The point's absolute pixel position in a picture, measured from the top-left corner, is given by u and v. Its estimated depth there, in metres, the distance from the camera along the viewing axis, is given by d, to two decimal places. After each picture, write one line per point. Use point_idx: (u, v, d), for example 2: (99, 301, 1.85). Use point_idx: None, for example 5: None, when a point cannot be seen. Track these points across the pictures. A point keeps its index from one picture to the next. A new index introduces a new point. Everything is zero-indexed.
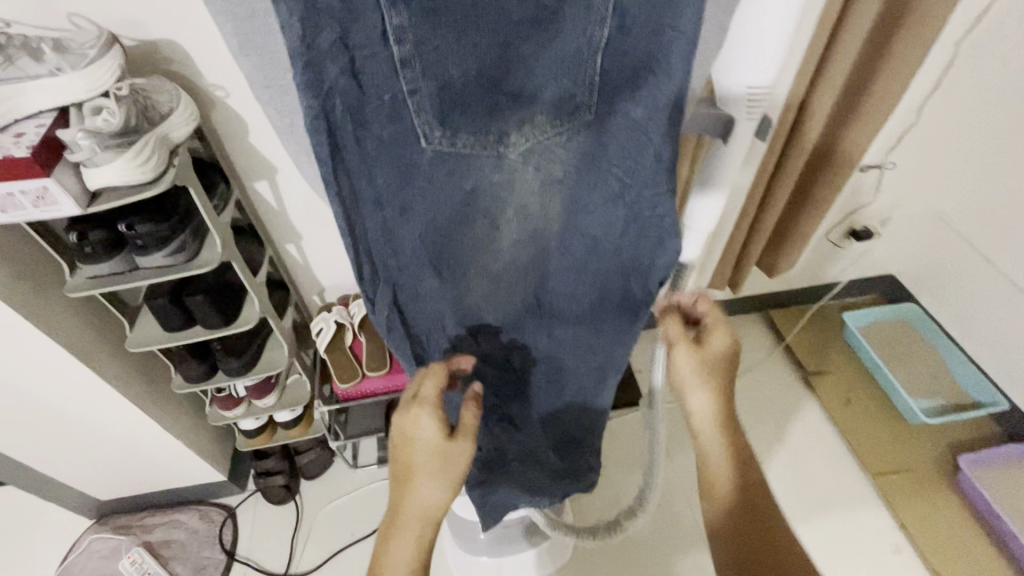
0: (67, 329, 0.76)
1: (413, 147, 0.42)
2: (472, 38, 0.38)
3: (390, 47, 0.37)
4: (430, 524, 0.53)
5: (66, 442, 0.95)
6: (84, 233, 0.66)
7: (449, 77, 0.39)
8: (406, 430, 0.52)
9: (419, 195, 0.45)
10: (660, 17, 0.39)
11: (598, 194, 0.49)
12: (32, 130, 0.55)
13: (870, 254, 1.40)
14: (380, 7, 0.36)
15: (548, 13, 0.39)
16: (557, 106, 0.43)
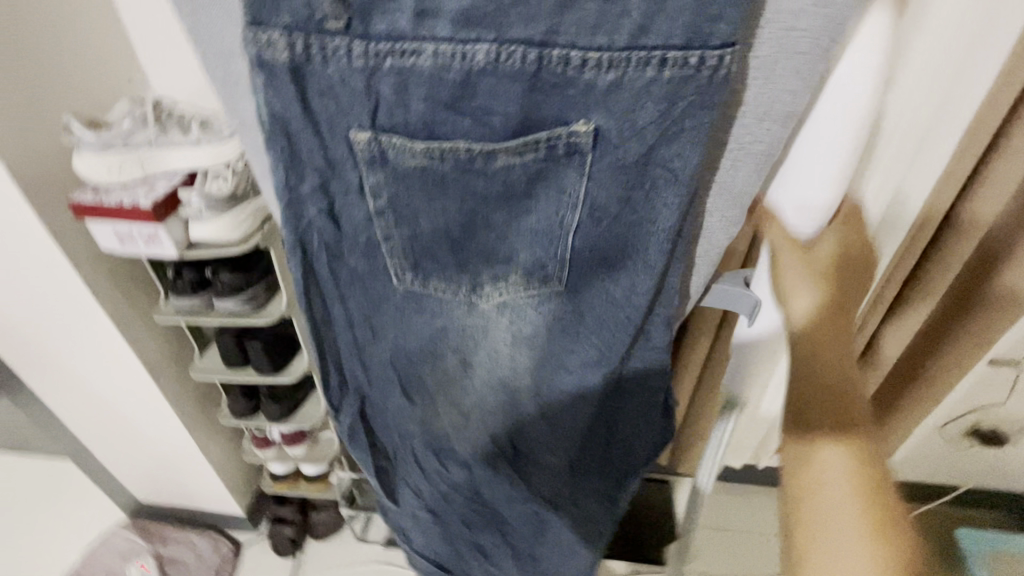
0: (146, 342, 0.87)
1: (385, 281, 0.47)
2: (442, 203, 0.42)
3: (365, 200, 0.42)
4: None
5: (121, 438, 1.04)
6: (181, 271, 0.78)
7: (418, 229, 0.44)
8: None
9: (391, 324, 0.49)
10: (630, 211, 0.42)
11: (576, 353, 0.50)
12: (163, 184, 0.68)
13: (998, 464, 1.16)
14: (356, 168, 0.41)
15: (519, 194, 0.41)
16: (528, 272, 0.45)
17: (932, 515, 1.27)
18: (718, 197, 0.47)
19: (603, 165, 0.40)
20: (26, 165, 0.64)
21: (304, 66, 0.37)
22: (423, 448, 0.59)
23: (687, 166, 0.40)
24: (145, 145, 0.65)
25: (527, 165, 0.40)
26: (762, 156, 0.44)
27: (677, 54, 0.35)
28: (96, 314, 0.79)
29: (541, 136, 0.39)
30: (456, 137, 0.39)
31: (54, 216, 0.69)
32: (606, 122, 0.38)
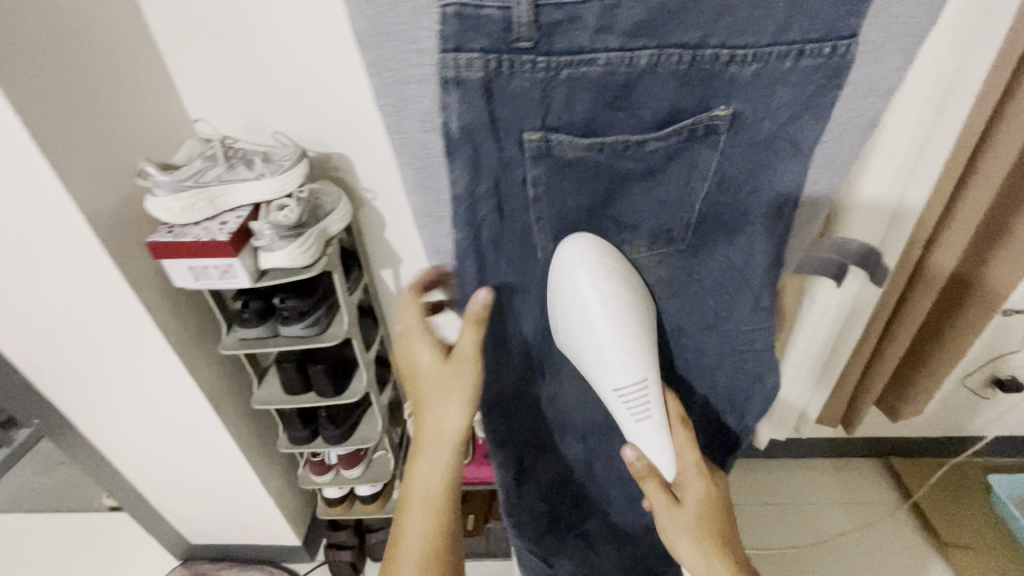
0: (210, 377, 0.91)
1: (536, 261, 0.54)
2: (592, 188, 0.50)
3: (527, 190, 0.49)
4: (444, 442, 0.59)
5: (178, 478, 1.06)
6: (247, 302, 0.83)
7: (566, 209, 0.51)
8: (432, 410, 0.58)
9: (536, 310, 0.57)
10: (755, 180, 0.50)
11: (682, 308, 0.58)
12: (232, 220, 0.73)
13: (1015, 408, 1.26)
14: (522, 163, 0.48)
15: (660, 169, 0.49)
16: (653, 236, 0.54)
17: (963, 467, 1.37)
18: (819, 166, 0.50)
19: (736, 145, 0.49)
20: (97, 216, 0.69)
21: (495, 80, 0.43)
22: (545, 425, 0.67)
23: (807, 141, 0.48)
24: (215, 184, 0.71)
25: (670, 145, 0.48)
26: (847, 124, 0.48)
27: (814, 45, 0.44)
28: (163, 351, 0.82)
29: (685, 124, 0.47)
30: (611, 128, 0.47)
31: (128, 261, 0.73)
32: (744, 107, 0.47)
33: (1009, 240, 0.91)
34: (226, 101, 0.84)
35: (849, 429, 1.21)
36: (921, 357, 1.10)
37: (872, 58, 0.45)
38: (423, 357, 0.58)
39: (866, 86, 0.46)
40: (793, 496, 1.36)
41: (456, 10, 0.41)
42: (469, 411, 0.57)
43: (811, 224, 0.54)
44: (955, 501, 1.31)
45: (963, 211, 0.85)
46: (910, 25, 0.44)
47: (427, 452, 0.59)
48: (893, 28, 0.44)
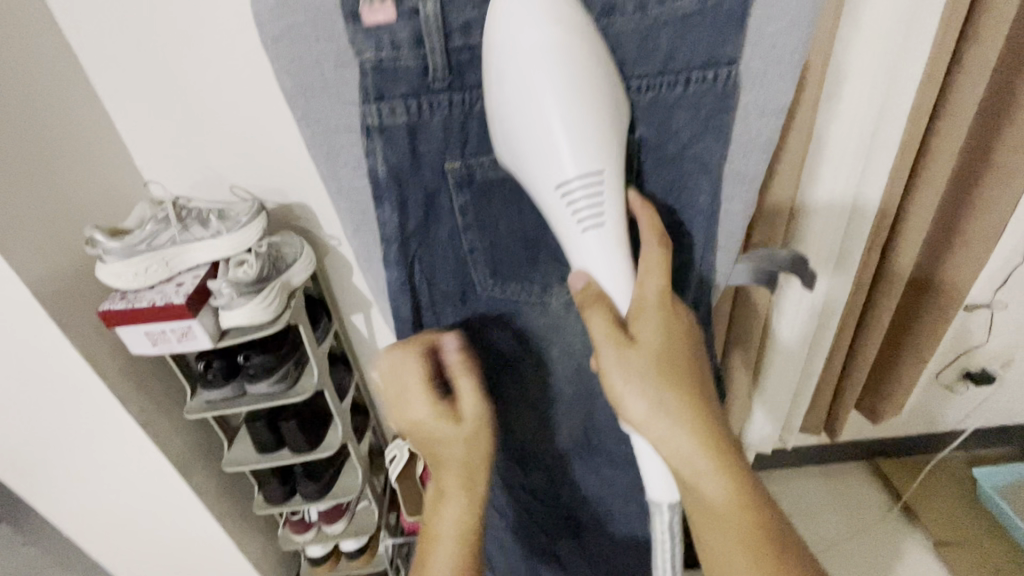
0: (176, 444, 0.87)
1: (471, 295, 0.52)
2: (518, 210, 0.49)
3: (455, 220, 0.48)
4: (474, 487, 0.50)
5: (147, 555, 1.00)
6: (211, 362, 0.81)
7: (497, 235, 0.49)
8: (430, 442, 0.49)
9: (480, 338, 0.55)
10: (671, 196, 0.50)
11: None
12: (190, 279, 0.71)
13: (989, 398, 1.29)
14: (447, 192, 0.47)
15: None
16: None
17: (948, 462, 1.38)
18: (733, 181, 0.50)
19: (648, 163, 0.48)
20: (44, 290, 0.66)
21: (415, 122, 0.43)
22: (508, 460, 0.65)
23: (713, 159, 0.47)
24: (169, 246, 0.70)
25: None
26: (763, 146, 0.48)
27: (699, 72, 0.44)
28: (122, 422, 0.78)
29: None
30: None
31: (78, 331, 0.70)
32: (649, 131, 0.46)
33: (961, 236, 0.95)
34: (179, 160, 0.83)
35: (834, 436, 1.22)
36: (893, 358, 1.12)
37: (778, 82, 0.45)
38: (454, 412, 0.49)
39: (749, 102, 0.46)
40: (787, 508, 1.35)
41: (374, 62, 0.41)
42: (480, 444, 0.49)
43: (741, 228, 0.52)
44: (944, 500, 1.31)
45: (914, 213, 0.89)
46: (791, 49, 0.44)
47: (451, 507, 0.49)
48: (779, 54, 0.44)
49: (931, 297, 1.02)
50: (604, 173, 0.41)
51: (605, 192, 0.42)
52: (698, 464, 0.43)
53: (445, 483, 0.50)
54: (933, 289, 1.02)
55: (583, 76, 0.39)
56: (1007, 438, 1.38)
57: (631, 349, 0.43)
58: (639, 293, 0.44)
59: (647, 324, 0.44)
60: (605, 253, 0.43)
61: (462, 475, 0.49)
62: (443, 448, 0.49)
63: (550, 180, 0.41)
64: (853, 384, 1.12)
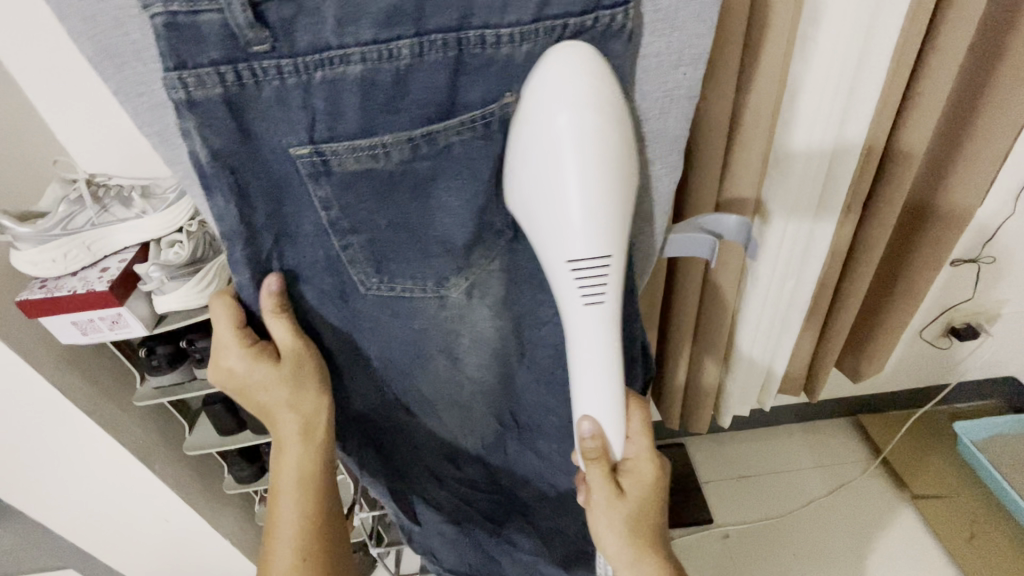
0: (133, 431, 0.86)
1: (354, 296, 0.46)
2: (395, 202, 0.42)
3: (317, 215, 0.41)
4: (314, 432, 0.51)
5: (122, 537, 1.01)
6: (154, 348, 0.76)
7: (374, 228, 0.42)
8: (233, 379, 0.49)
9: (373, 340, 0.49)
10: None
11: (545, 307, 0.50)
12: (114, 265, 0.67)
13: (976, 352, 1.27)
14: (301, 183, 0.40)
15: (462, 169, 0.41)
16: (489, 242, 0.46)
17: (932, 416, 1.38)
18: (653, 143, 0.45)
19: None
20: None
21: (239, 96, 0.36)
22: (433, 454, 0.60)
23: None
24: (89, 227, 0.65)
25: (465, 141, 0.40)
26: (681, 102, 0.44)
27: (580, 18, 0.38)
28: (69, 410, 0.76)
29: (473, 114, 0.40)
30: (389, 133, 0.39)
31: (5, 321, 0.67)
32: None
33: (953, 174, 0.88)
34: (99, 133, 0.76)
35: (813, 395, 1.20)
36: (877, 313, 1.08)
37: (691, 26, 0.41)
38: (248, 369, 0.48)
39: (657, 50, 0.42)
40: (767, 467, 1.35)
41: (167, 18, 0.33)
42: (320, 395, 0.50)
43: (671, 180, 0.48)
44: (924, 456, 1.31)
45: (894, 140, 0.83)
46: None
47: (291, 452, 0.51)
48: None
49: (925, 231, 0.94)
50: (614, 257, 0.40)
51: (612, 275, 0.41)
52: None
53: (286, 432, 0.50)
54: (931, 221, 0.93)
55: (606, 156, 0.38)
56: (993, 390, 1.37)
57: (620, 501, 0.49)
58: (633, 451, 0.51)
59: (636, 480, 0.50)
60: (608, 386, 0.44)
61: (305, 427, 0.51)
62: (270, 399, 0.50)
63: (560, 249, 0.40)
64: (833, 342, 1.09)
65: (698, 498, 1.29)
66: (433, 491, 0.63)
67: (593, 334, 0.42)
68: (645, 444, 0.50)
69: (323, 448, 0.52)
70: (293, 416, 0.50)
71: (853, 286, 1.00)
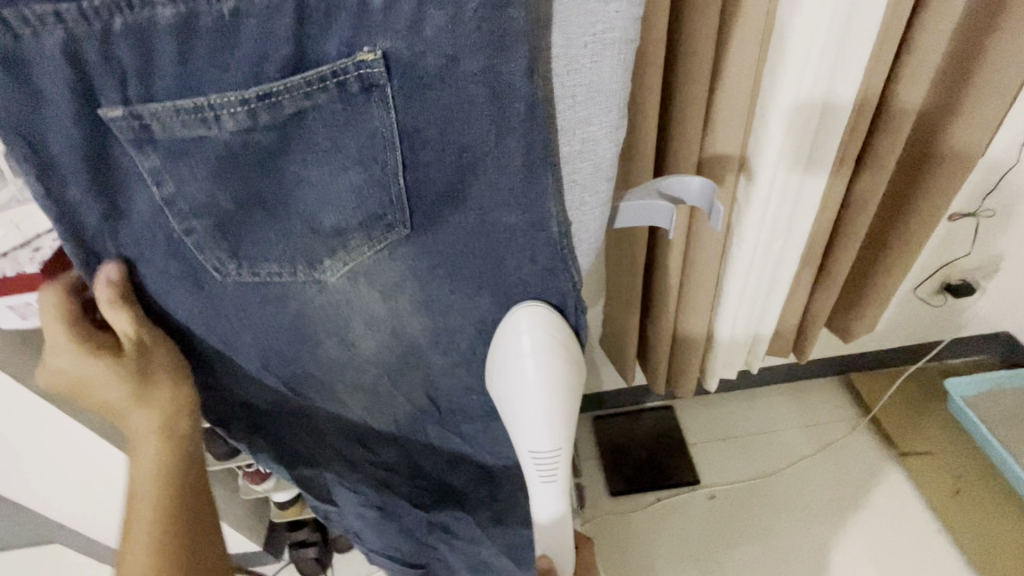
0: (97, 416, 0.84)
1: (208, 280, 0.44)
2: (236, 177, 0.39)
3: (151, 188, 0.39)
4: (174, 428, 0.48)
5: (105, 512, 1.02)
6: None
7: (217, 204, 0.40)
8: (75, 383, 0.46)
9: (243, 322, 0.47)
10: (456, 135, 0.39)
11: (457, 293, 0.47)
12: (48, 244, 0.61)
13: (971, 309, 1.24)
14: (123, 149, 0.38)
15: (318, 139, 0.39)
16: (364, 225, 0.42)
17: (924, 373, 1.36)
18: (580, 101, 0.40)
19: (403, 91, 0.37)
20: None
21: (27, 54, 0.33)
22: (343, 440, 0.60)
23: (519, 75, 0.37)
24: (16, 206, 0.60)
25: (315, 107, 0.37)
26: (612, 48, 0.38)
27: None
28: (26, 397, 0.74)
29: (322, 74, 0.36)
30: (217, 93, 0.36)
31: None
32: (390, 45, 0.36)
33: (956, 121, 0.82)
34: None
35: (802, 355, 1.17)
36: (869, 271, 1.04)
37: None
38: (85, 367, 0.45)
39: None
40: (753, 428, 1.35)
41: None
42: (179, 387, 0.48)
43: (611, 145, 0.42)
44: (913, 413, 1.30)
45: (892, 81, 0.77)
46: None
47: (147, 452, 0.47)
48: None
49: (922, 184, 0.89)
50: (563, 447, 0.46)
51: (563, 463, 0.47)
52: None
53: (141, 433, 0.47)
54: (930, 170, 0.87)
55: (558, 380, 0.45)
56: (986, 346, 1.35)
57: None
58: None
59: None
60: (558, 533, 0.50)
61: (164, 424, 0.48)
62: (117, 401, 0.46)
63: (525, 447, 0.46)
64: (822, 301, 1.05)
65: (682, 461, 1.29)
66: (345, 475, 0.63)
67: (541, 489, 0.48)
68: None
69: (182, 442, 0.48)
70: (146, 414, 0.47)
71: (844, 244, 0.95)
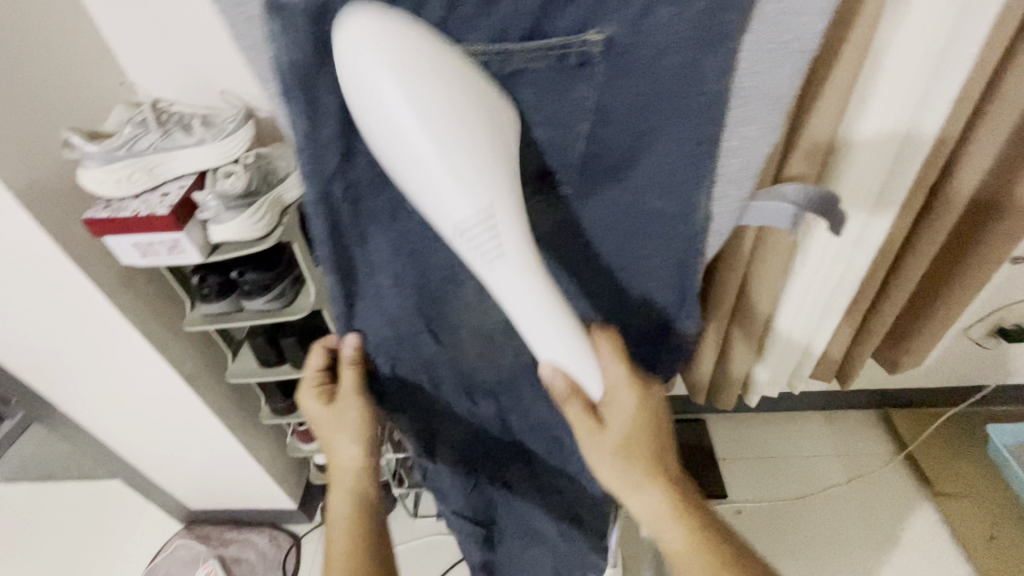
0: (181, 355, 0.90)
1: (403, 213, 0.48)
2: None
3: None
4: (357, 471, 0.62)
5: (167, 451, 1.09)
6: (205, 278, 0.79)
7: None
8: (313, 418, 0.64)
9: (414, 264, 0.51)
10: (645, 114, 0.42)
11: (588, 262, 0.52)
12: (175, 190, 0.68)
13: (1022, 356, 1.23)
14: None
15: (528, 101, 0.42)
16: (539, 183, 0.47)
17: (965, 417, 1.34)
18: (754, 101, 0.42)
19: (614, 70, 0.40)
20: (34, 195, 0.65)
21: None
22: (454, 389, 0.62)
23: (717, 71, 0.39)
24: (153, 151, 0.66)
25: (537, 72, 0.41)
26: (792, 57, 0.40)
27: None
28: (127, 332, 0.81)
29: (552, 44, 0.40)
30: (463, 53, 0.39)
31: (75, 241, 0.70)
32: (619, 29, 0.39)
33: None
34: (171, 64, 0.77)
35: (845, 383, 1.18)
36: (923, 305, 1.05)
37: None
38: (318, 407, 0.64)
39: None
40: (787, 450, 1.35)
41: None
42: (358, 436, 0.62)
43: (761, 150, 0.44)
44: (951, 455, 1.29)
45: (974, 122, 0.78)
46: None
47: (339, 486, 0.62)
48: None
49: (991, 225, 0.90)
50: (493, 205, 0.41)
51: (501, 226, 0.41)
52: (655, 526, 0.52)
53: (339, 468, 0.63)
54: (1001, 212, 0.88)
55: (449, 120, 0.38)
56: None
57: (601, 432, 0.51)
58: (608, 382, 0.50)
59: (619, 412, 0.51)
60: (559, 337, 0.47)
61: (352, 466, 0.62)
62: (330, 436, 0.63)
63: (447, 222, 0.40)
64: (874, 331, 1.06)
65: (712, 475, 1.30)
66: (448, 433, 0.66)
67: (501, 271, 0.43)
68: (622, 371, 0.50)
69: (366, 480, 0.62)
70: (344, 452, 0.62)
71: (905, 276, 0.96)
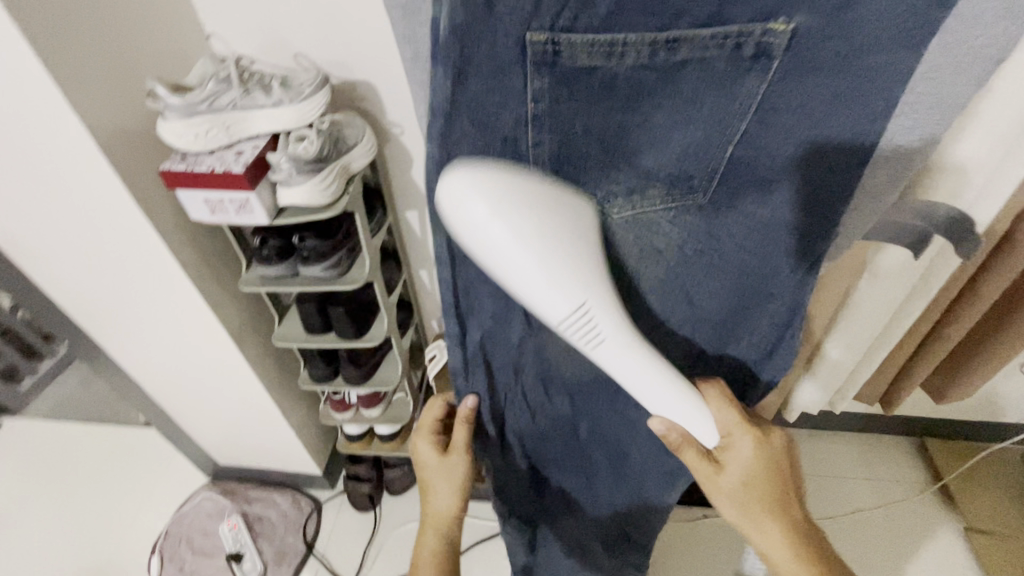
0: (229, 313, 0.90)
1: None
2: (602, 110, 0.44)
3: (524, 106, 0.43)
4: (447, 524, 0.73)
5: (204, 405, 1.11)
6: (266, 239, 0.80)
7: (570, 133, 0.45)
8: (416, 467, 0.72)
9: None
10: (807, 124, 0.43)
11: (697, 268, 0.53)
12: (248, 150, 0.68)
13: None
14: (522, 71, 0.41)
15: (688, 94, 0.43)
16: (669, 182, 0.47)
17: (1007, 454, 1.30)
18: (913, 103, 0.43)
19: (789, 69, 0.41)
20: (110, 141, 0.65)
21: None
22: (531, 401, 0.65)
23: (897, 73, 0.40)
24: (230, 109, 0.66)
25: (710, 59, 0.41)
26: (966, 64, 0.42)
27: None
28: (183, 285, 0.81)
29: (732, 32, 0.40)
30: (633, 32, 0.40)
31: (144, 191, 0.71)
32: (808, 21, 0.39)
33: None
34: (247, 20, 0.76)
35: (888, 409, 1.15)
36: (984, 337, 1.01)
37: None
38: (428, 459, 0.70)
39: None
40: (815, 469, 1.33)
41: None
42: (456, 497, 0.71)
43: (896, 189, 0.48)
44: (988, 492, 1.25)
45: None
46: None
47: (429, 534, 0.72)
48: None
49: None
50: (593, 295, 0.43)
51: (598, 313, 0.44)
52: (772, 549, 0.58)
53: (432, 518, 0.73)
54: None
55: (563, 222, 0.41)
56: None
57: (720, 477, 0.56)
58: (724, 427, 0.55)
59: (738, 456, 0.56)
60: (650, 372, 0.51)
61: (443, 521, 0.72)
62: (431, 490, 0.71)
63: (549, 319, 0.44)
64: (929, 359, 1.03)
65: None
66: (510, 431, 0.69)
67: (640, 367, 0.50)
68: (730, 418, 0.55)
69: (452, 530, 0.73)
70: (440, 505, 0.72)
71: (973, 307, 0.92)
